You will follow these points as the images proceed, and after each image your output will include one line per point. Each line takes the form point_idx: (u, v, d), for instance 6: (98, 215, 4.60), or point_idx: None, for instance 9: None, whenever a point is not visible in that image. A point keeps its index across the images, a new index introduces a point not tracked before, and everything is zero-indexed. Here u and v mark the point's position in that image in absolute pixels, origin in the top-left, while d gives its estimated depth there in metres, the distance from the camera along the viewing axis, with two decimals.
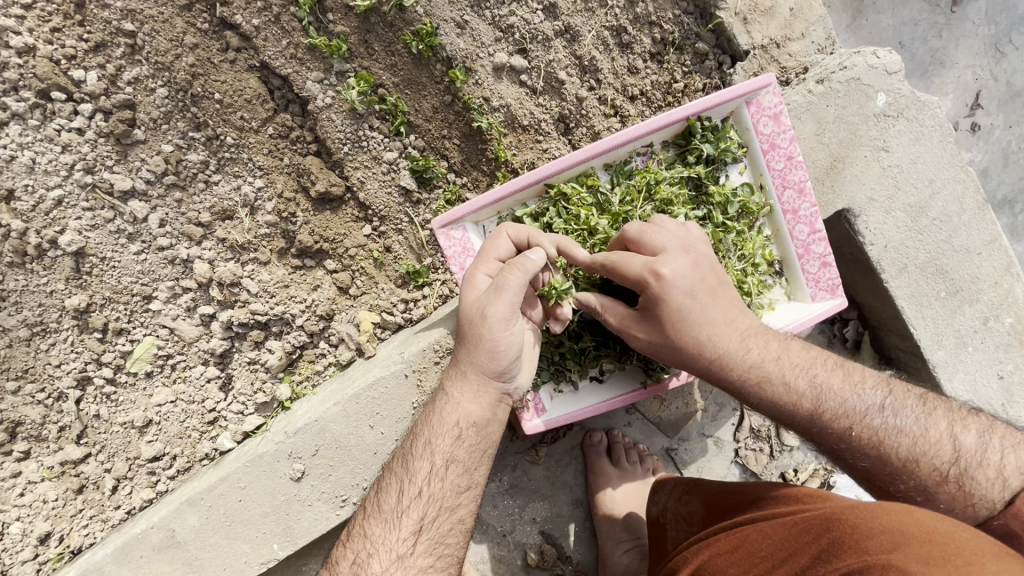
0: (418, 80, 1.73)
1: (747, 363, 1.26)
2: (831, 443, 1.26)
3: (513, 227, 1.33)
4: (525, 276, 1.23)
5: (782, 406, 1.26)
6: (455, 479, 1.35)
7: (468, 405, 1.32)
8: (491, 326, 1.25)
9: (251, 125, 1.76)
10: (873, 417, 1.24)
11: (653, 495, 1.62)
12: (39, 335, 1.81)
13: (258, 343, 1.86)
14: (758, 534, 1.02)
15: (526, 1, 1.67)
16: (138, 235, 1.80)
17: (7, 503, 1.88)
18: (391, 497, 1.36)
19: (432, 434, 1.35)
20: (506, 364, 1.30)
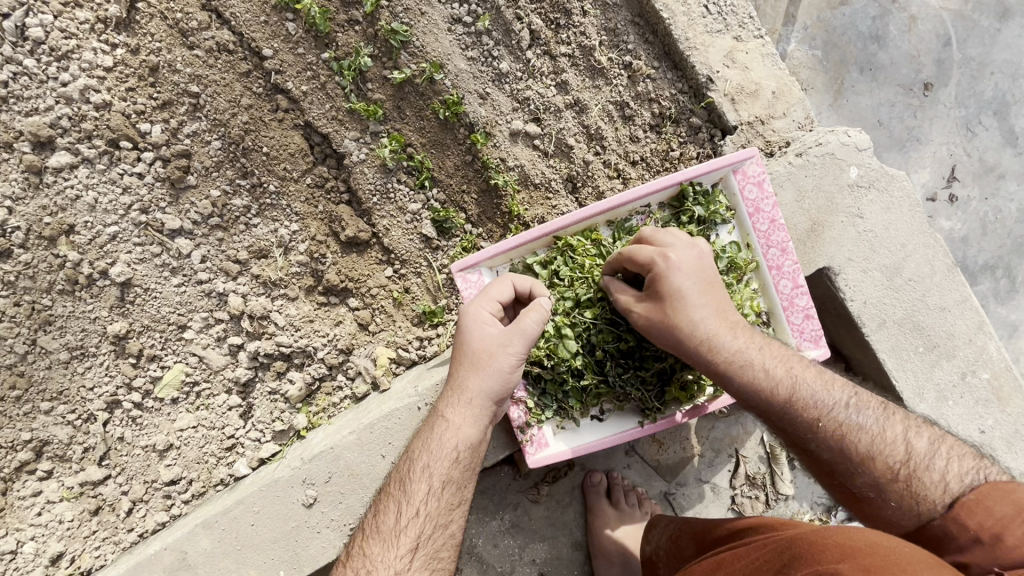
0: (442, 141, 1.95)
1: (732, 355, 1.35)
2: (805, 436, 1.36)
3: (517, 276, 1.49)
4: (540, 320, 1.40)
5: (759, 397, 1.36)
6: (450, 498, 1.43)
7: (467, 433, 1.42)
8: (503, 362, 1.40)
9: (293, 175, 1.96)
10: (842, 415, 1.35)
11: (648, 534, 1.85)
12: (78, 359, 1.94)
13: (280, 373, 1.99)
14: (734, 560, 1.26)
15: (541, 78, 1.92)
16: (181, 269, 1.97)
17: (24, 522, 1.94)
18: (389, 517, 1.42)
19: (430, 458, 1.43)
20: (508, 394, 1.45)
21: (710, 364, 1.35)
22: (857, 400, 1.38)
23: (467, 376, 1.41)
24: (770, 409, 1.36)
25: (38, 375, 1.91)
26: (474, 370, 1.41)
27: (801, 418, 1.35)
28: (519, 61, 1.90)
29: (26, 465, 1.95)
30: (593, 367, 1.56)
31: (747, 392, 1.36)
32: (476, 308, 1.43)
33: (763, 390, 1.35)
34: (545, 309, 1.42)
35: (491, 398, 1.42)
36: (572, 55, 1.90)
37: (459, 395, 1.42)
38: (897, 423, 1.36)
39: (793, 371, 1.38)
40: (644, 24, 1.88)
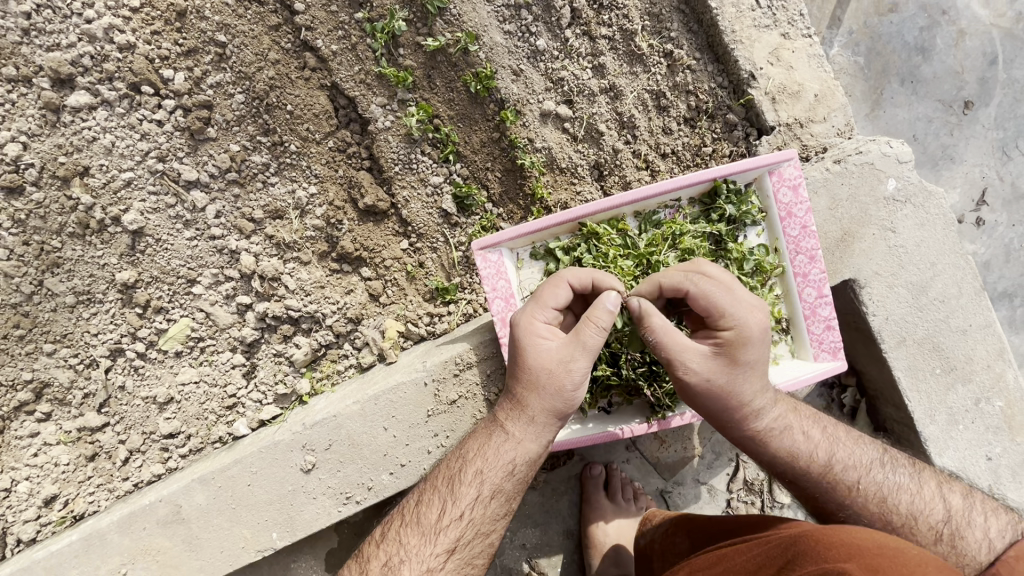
0: (471, 115, 1.90)
1: (776, 424, 1.41)
2: (836, 501, 1.41)
3: (575, 275, 1.41)
4: (603, 333, 1.33)
5: (795, 462, 1.42)
6: (498, 509, 1.43)
7: (524, 446, 1.41)
8: (566, 375, 1.35)
9: (315, 137, 1.91)
10: (880, 480, 1.42)
11: (642, 527, 1.86)
12: (85, 304, 1.94)
13: (286, 337, 1.96)
14: (736, 554, 1.27)
15: (577, 59, 1.87)
16: (194, 222, 1.93)
17: (20, 461, 1.96)
18: (432, 511, 1.45)
19: (484, 465, 1.42)
20: (570, 410, 1.41)
21: (751, 434, 1.40)
22: (892, 462, 1.46)
23: (527, 390, 1.38)
24: (802, 477, 1.42)
25: (43, 317, 1.92)
26: (536, 385, 1.37)
27: (836, 482, 1.41)
28: (557, 40, 1.86)
29: (25, 406, 1.96)
30: (607, 358, 1.53)
31: (779, 460, 1.42)
32: (540, 315, 1.38)
33: (800, 455, 1.42)
34: (609, 309, 1.33)
35: (553, 414, 1.39)
36: (611, 38, 1.84)
37: (521, 408, 1.40)
38: (931, 483, 1.45)
39: (827, 437, 1.46)
40: (689, 11, 1.82)
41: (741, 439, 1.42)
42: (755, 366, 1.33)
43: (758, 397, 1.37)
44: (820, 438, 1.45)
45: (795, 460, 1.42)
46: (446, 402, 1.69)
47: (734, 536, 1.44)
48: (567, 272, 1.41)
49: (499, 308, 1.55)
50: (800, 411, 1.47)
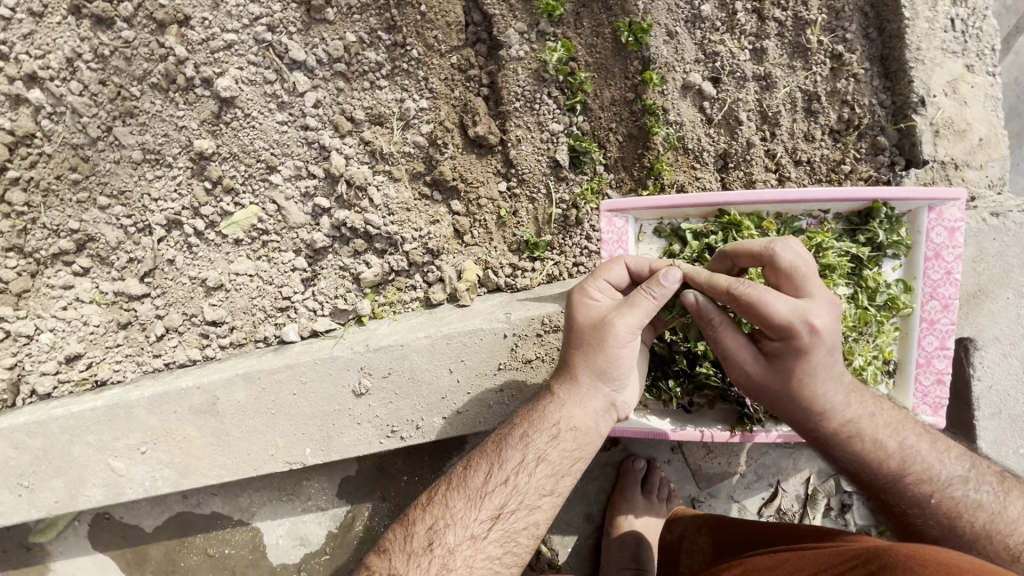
0: (610, 68, 1.75)
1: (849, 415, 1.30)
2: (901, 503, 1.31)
3: (634, 257, 1.38)
4: (656, 302, 1.26)
5: (863, 459, 1.31)
6: (541, 480, 1.33)
7: (574, 416, 1.32)
8: (615, 337, 1.26)
9: (441, 47, 1.75)
10: (958, 493, 1.28)
11: (670, 525, 1.88)
12: (151, 164, 1.82)
13: (357, 253, 1.83)
14: (800, 560, 1.23)
15: (739, 37, 1.72)
16: (289, 106, 1.77)
17: (48, 311, 1.86)
18: (477, 476, 1.37)
19: (530, 428, 1.35)
20: (620, 378, 1.31)
21: (817, 423, 1.31)
22: (976, 475, 1.31)
23: (576, 355, 1.31)
24: (867, 476, 1.32)
25: (104, 167, 1.81)
26: (584, 347, 1.30)
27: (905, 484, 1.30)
28: (724, 11, 1.71)
29: (64, 255, 1.85)
30: (713, 358, 1.43)
31: (846, 454, 1.32)
32: (591, 283, 1.34)
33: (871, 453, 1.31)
34: (668, 286, 1.25)
35: (603, 380, 1.31)
36: (782, 23, 1.69)
37: (571, 374, 1.33)
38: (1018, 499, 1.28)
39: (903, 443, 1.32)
40: (871, 16, 1.68)
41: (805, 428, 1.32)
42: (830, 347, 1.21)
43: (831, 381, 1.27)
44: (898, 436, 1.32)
45: (864, 457, 1.31)
46: (520, 360, 1.60)
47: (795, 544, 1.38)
48: (621, 257, 1.38)
49: None
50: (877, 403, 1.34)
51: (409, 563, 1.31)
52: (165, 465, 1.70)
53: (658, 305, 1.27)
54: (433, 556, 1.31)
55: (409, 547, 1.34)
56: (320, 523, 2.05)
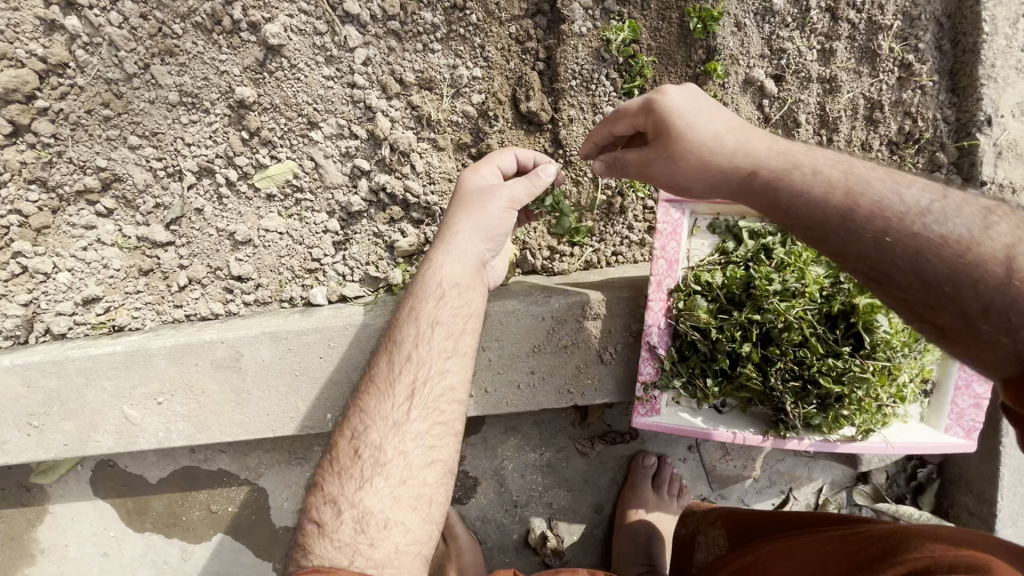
0: (673, 55, 1.69)
1: (990, 251, 0.89)
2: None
3: (521, 151, 1.52)
4: (533, 183, 1.42)
5: (985, 300, 0.87)
6: (442, 343, 1.33)
7: (449, 290, 1.38)
8: (483, 196, 1.39)
9: (501, 15, 1.69)
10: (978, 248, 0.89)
11: (682, 517, 1.77)
12: (187, 107, 1.75)
13: (393, 220, 1.78)
14: (801, 547, 1.23)
15: (809, 35, 1.67)
16: (337, 61, 1.70)
17: (67, 250, 1.80)
18: (382, 367, 1.35)
19: (419, 299, 1.36)
20: (502, 239, 1.43)
21: (937, 263, 0.91)
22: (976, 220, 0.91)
23: (450, 219, 1.42)
24: (918, 287, 0.92)
25: (137, 105, 1.74)
26: (470, 213, 1.39)
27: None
28: (797, 6, 1.66)
29: (88, 193, 1.79)
30: (757, 361, 1.38)
31: (937, 293, 0.91)
32: (481, 164, 1.47)
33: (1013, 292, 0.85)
34: (546, 177, 1.44)
35: (478, 238, 1.40)
36: (854, 26, 1.65)
37: (443, 236, 1.42)
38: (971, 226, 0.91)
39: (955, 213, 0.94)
40: (946, 28, 1.63)
41: (840, 253, 1.00)
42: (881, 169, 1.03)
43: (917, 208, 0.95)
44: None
45: (965, 284, 0.88)
46: (555, 344, 1.57)
47: (791, 523, 1.38)
48: (506, 149, 1.52)
49: (659, 267, 1.44)
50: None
51: (342, 479, 1.23)
52: (180, 418, 1.66)
53: (534, 189, 1.43)
54: (362, 462, 1.23)
55: (344, 466, 1.25)
56: None
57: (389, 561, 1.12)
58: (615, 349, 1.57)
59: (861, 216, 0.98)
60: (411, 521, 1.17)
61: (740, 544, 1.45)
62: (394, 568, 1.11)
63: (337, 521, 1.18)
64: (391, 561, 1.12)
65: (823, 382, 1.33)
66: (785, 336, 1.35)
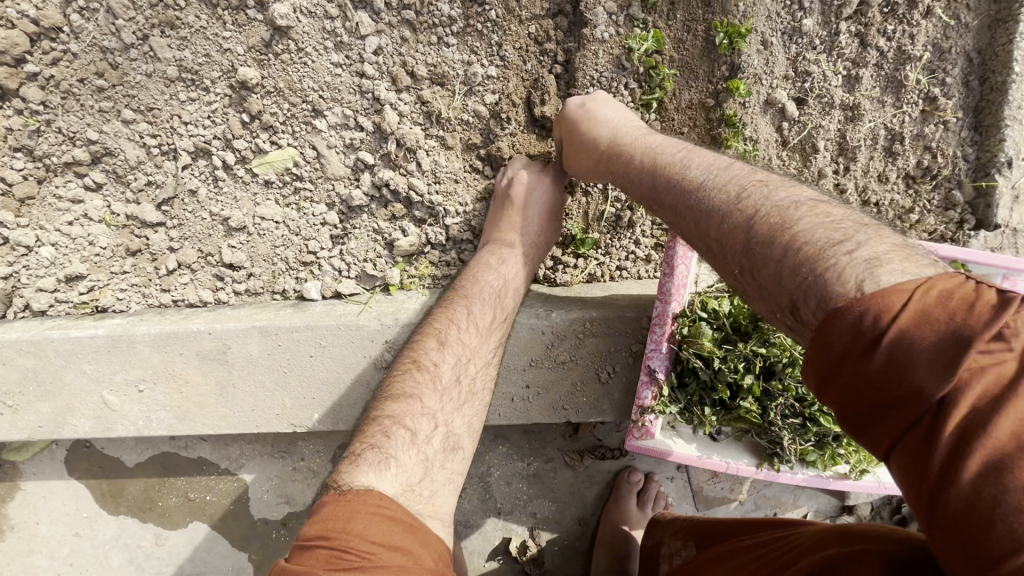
0: (695, 68, 1.64)
1: (771, 221, 0.95)
2: (824, 332, 0.78)
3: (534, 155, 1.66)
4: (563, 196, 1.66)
5: (738, 257, 0.98)
6: (489, 328, 1.47)
7: (507, 273, 1.52)
8: (549, 211, 1.59)
9: (521, 13, 1.62)
10: (802, 238, 0.89)
11: (650, 528, 1.73)
12: (186, 84, 1.67)
13: (394, 218, 1.72)
14: (742, 550, 1.17)
15: (835, 60, 1.62)
16: (347, 48, 1.63)
17: (52, 223, 1.73)
18: (419, 372, 1.34)
19: (478, 291, 1.47)
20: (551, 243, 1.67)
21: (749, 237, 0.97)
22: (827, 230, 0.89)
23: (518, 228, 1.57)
24: (753, 269, 0.95)
25: (134, 78, 1.66)
26: (536, 222, 1.58)
27: (796, 286, 0.85)
28: (826, 29, 1.60)
29: (76, 166, 1.71)
30: (759, 394, 1.35)
31: (721, 259, 1.04)
32: (528, 172, 1.59)
33: (758, 251, 0.94)
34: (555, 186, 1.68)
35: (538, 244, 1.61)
36: (882, 54, 1.60)
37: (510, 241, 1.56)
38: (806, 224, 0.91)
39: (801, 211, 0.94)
40: (975, 63, 1.59)
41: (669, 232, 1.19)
42: (691, 156, 1.22)
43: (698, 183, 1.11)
44: (805, 235, 0.89)
45: (734, 246, 1.00)
46: (553, 359, 1.54)
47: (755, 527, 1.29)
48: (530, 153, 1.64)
49: (666, 288, 1.39)
50: (808, 200, 0.97)
51: (429, 393, 1.29)
52: (162, 408, 1.61)
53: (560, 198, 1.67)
54: (462, 386, 1.36)
55: (430, 384, 1.31)
56: (309, 484, 2.00)
57: (444, 487, 1.22)
58: (615, 368, 1.54)
59: (675, 200, 1.18)
60: (469, 449, 1.32)
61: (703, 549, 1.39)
62: (443, 495, 1.21)
63: (426, 431, 1.25)
64: (445, 487, 1.22)
65: (822, 420, 1.34)
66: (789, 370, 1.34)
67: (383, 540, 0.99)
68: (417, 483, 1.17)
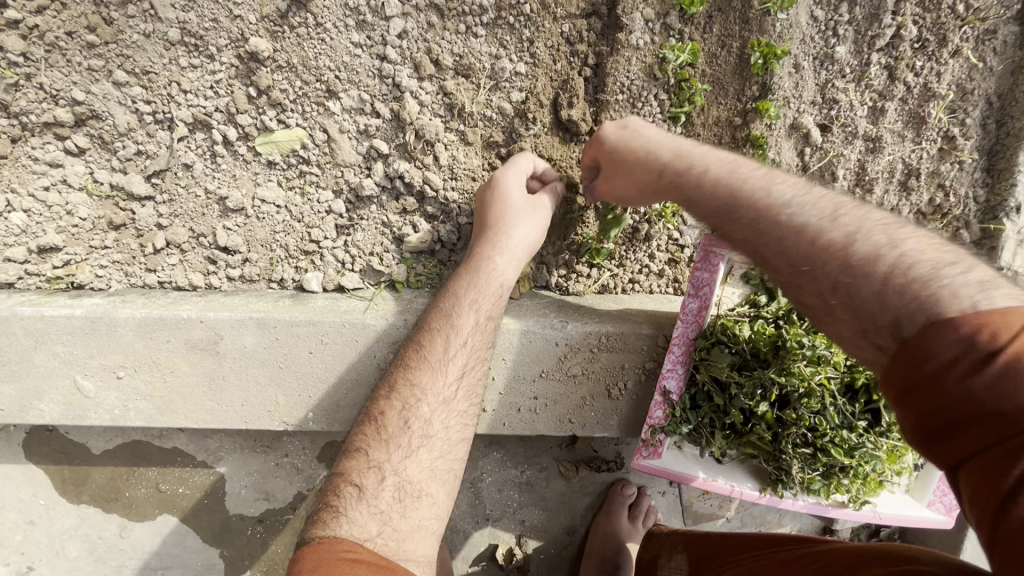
0: (726, 84, 1.61)
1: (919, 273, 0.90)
2: (971, 368, 0.76)
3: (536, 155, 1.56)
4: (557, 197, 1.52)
5: (870, 303, 0.93)
6: (474, 346, 1.39)
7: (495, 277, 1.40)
8: (536, 215, 1.44)
9: (556, 10, 1.56)
10: (954, 288, 0.86)
11: (647, 541, 1.75)
12: (189, 49, 1.54)
13: (405, 212, 1.64)
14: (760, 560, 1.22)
15: (863, 90, 1.62)
16: (370, 28, 1.54)
17: (25, 187, 1.58)
18: (418, 387, 1.32)
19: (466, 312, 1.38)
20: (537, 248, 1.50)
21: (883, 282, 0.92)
22: (984, 279, 0.87)
23: (500, 232, 1.40)
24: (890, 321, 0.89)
25: (130, 36, 1.52)
26: (521, 226, 1.42)
27: (914, 300, 0.87)
28: (858, 58, 1.60)
29: (58, 127, 1.56)
30: (770, 421, 1.37)
31: (838, 293, 0.97)
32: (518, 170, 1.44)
33: (890, 268, 0.92)
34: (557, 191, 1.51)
35: (524, 251, 1.44)
36: (908, 89, 1.61)
37: (495, 244, 1.40)
38: (964, 273, 0.88)
39: (934, 256, 0.92)
40: (994, 108, 1.62)
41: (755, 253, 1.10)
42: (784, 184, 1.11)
43: (829, 210, 1.04)
44: (972, 274, 0.88)
45: (870, 281, 0.93)
46: (563, 372, 1.53)
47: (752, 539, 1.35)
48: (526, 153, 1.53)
49: (690, 309, 1.39)
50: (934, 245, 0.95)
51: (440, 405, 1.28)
52: (142, 397, 1.50)
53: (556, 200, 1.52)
54: (410, 433, 1.27)
55: (375, 437, 1.28)
56: (291, 482, 1.92)
57: (412, 533, 1.19)
58: (626, 385, 1.55)
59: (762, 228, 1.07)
60: (438, 494, 1.25)
61: (699, 562, 1.44)
62: (414, 541, 1.19)
63: (373, 485, 1.22)
64: (414, 535, 1.20)
65: (833, 452, 1.33)
66: (801, 402, 1.34)
67: None
68: (377, 534, 1.15)
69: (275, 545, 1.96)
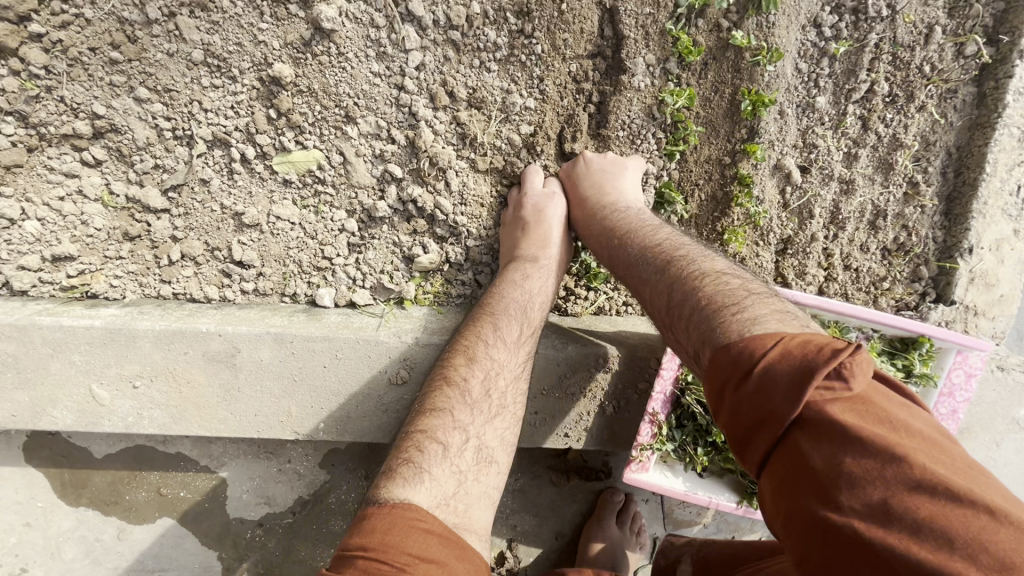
0: (718, 126, 1.74)
1: (726, 308, 1.04)
2: (745, 383, 0.89)
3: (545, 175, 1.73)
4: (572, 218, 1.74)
5: (694, 338, 1.06)
6: (497, 355, 1.48)
7: (532, 288, 1.57)
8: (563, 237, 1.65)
9: (565, 51, 1.67)
10: (745, 317, 1.00)
11: (652, 548, 1.83)
12: (211, 69, 1.59)
13: (415, 233, 1.72)
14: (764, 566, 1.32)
15: (840, 136, 1.78)
16: (389, 59, 1.62)
17: (41, 197, 1.60)
18: (444, 396, 1.40)
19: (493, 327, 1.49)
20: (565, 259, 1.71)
21: (703, 317, 1.06)
22: (777, 313, 1.00)
23: (538, 251, 1.60)
24: (703, 349, 1.02)
25: (153, 55, 1.56)
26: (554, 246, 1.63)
27: (704, 334, 1.03)
28: (835, 108, 1.76)
29: (76, 138, 1.59)
30: None
31: (684, 335, 1.11)
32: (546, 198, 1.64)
33: (693, 309, 1.10)
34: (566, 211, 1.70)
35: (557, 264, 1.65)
36: (879, 138, 1.78)
37: (536, 261, 1.59)
38: (761, 307, 1.01)
39: (747, 298, 1.06)
40: (954, 158, 1.80)
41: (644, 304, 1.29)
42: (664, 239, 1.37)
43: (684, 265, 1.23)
44: (752, 306, 1.03)
45: (695, 319, 1.08)
46: (562, 391, 1.65)
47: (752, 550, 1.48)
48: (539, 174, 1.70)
49: None
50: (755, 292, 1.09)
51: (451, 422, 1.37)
52: (157, 406, 1.56)
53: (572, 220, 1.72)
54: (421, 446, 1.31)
55: (460, 399, 1.40)
56: (292, 487, 1.98)
57: (478, 497, 1.32)
58: (619, 402, 1.68)
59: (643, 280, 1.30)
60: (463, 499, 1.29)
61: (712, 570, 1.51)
62: (478, 508, 1.31)
63: (457, 444, 1.34)
64: (478, 499, 1.31)
65: None
66: None
67: (417, 551, 1.07)
68: (453, 494, 1.26)
69: (275, 547, 2.02)
